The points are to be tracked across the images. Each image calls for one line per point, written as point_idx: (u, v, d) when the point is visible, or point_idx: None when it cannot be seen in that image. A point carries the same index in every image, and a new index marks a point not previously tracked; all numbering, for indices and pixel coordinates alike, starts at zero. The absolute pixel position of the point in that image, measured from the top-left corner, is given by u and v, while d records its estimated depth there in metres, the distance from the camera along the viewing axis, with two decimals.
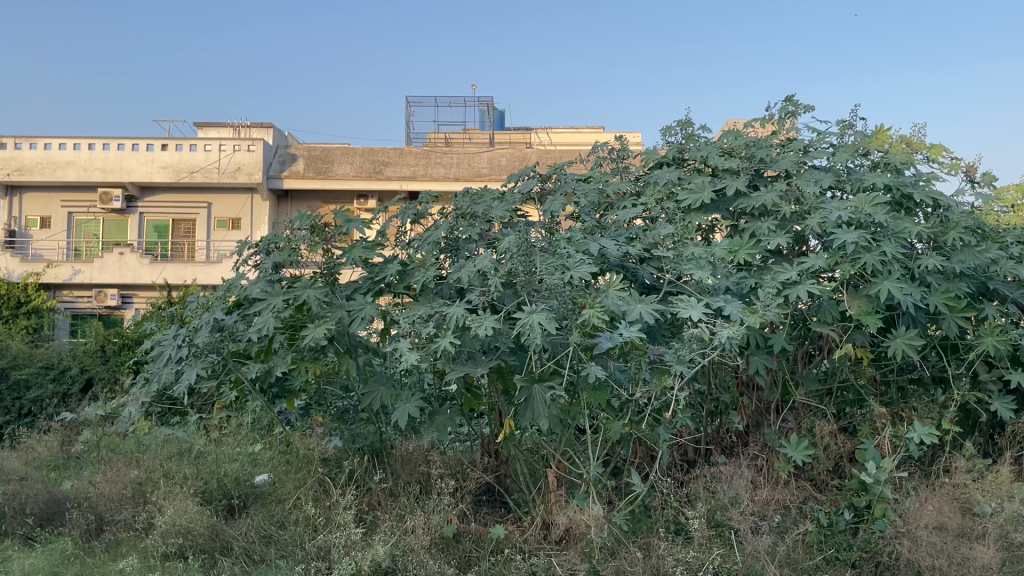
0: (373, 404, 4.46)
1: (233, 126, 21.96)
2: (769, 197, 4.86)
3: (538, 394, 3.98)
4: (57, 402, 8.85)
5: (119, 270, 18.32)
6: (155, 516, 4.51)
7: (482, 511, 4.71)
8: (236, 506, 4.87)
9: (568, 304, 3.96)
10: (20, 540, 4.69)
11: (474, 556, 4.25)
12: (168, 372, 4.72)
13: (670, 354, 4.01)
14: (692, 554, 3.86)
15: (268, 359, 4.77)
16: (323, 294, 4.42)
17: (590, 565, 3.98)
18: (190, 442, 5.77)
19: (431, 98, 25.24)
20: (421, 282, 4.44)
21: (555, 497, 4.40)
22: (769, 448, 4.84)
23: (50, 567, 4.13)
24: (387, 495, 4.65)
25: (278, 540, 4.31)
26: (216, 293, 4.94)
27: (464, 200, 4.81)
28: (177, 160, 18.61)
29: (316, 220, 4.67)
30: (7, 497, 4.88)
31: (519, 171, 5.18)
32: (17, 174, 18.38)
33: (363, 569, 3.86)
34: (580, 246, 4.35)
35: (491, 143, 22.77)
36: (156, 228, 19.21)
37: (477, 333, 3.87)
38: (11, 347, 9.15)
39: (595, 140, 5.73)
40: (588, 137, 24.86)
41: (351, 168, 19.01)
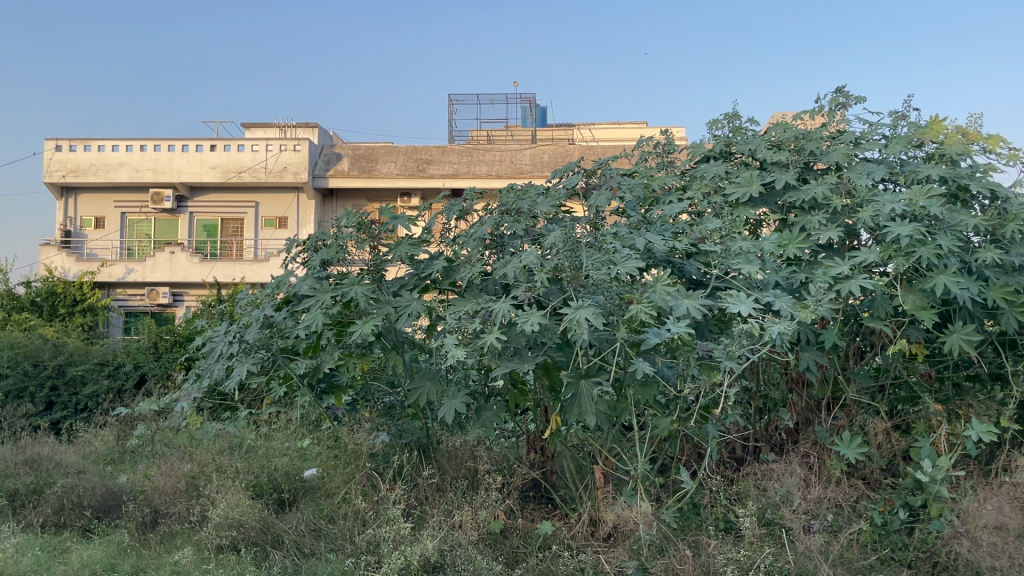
0: (420, 400, 4.48)
1: (279, 126, 22.28)
2: (819, 189, 4.78)
3: (585, 390, 3.97)
4: (112, 398, 9.08)
5: (171, 269, 18.72)
6: (208, 509, 4.60)
7: (529, 508, 4.69)
8: (286, 500, 4.95)
9: (614, 299, 3.94)
10: (79, 531, 4.82)
11: (522, 552, 4.26)
12: (219, 369, 4.80)
13: (720, 350, 3.96)
14: (743, 553, 3.82)
15: (316, 355, 4.83)
16: (370, 290, 4.47)
17: (639, 562, 3.95)
18: (240, 436, 5.87)
19: (473, 96, 25.33)
20: (467, 278, 4.44)
21: (602, 494, 4.37)
22: (820, 445, 4.77)
23: (109, 558, 4.22)
24: (434, 490, 4.67)
25: (328, 534, 4.37)
26: (266, 290, 5.02)
27: (509, 196, 4.79)
28: (226, 160, 18.95)
29: (362, 217, 4.68)
30: (65, 490, 5.02)
31: (563, 167, 5.17)
32: (72, 175, 18.84)
33: (413, 563, 3.87)
34: (626, 241, 4.32)
35: (533, 141, 22.78)
36: (204, 227, 19.58)
37: (523, 330, 3.85)
38: (67, 345, 9.39)
39: (639, 136, 5.68)
40: (631, 133, 24.72)
41: (395, 167, 19.16)
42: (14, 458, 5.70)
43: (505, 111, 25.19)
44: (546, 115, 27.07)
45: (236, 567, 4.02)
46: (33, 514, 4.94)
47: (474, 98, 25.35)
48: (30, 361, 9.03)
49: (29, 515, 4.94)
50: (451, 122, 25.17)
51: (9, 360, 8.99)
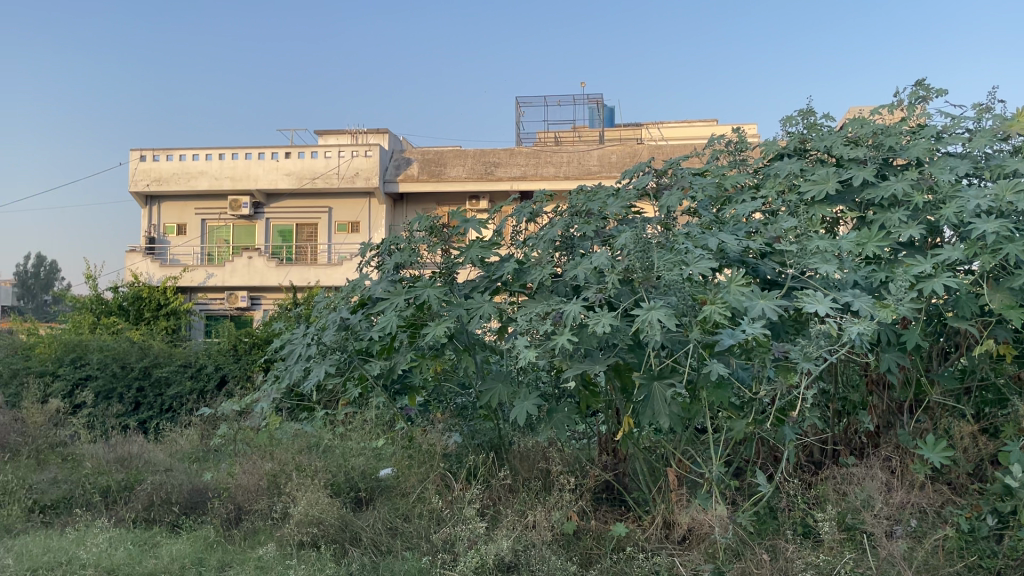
0: (492, 402, 4.52)
1: (351, 133, 22.70)
2: (899, 185, 4.65)
3: (658, 391, 3.94)
4: (195, 398, 9.41)
5: (248, 273, 19.30)
6: (290, 506, 4.74)
7: (602, 509, 4.68)
8: (363, 498, 5.06)
9: (687, 300, 3.90)
10: (168, 526, 5.01)
11: (595, 553, 4.25)
12: (297, 370, 4.94)
13: (796, 352, 3.88)
14: (821, 558, 3.75)
15: (390, 357, 4.93)
16: (443, 293, 4.52)
17: (715, 566, 3.91)
18: (318, 436, 6.01)
19: (541, 98, 25.40)
20: (538, 280, 4.46)
21: (676, 497, 4.31)
22: (902, 449, 4.64)
23: (196, 552, 4.39)
24: (507, 490, 4.72)
25: (404, 533, 4.45)
26: (341, 293, 5.12)
27: (579, 198, 4.82)
28: (300, 167, 19.43)
29: (434, 221, 4.75)
30: (155, 487, 5.24)
31: (633, 167, 5.14)
32: (155, 184, 19.51)
33: (487, 562, 3.90)
34: (699, 242, 4.29)
35: (600, 142, 22.73)
36: (280, 233, 20.11)
37: (594, 331, 3.84)
38: (153, 347, 9.77)
39: (710, 134, 5.62)
40: (701, 131, 24.43)
41: (464, 170, 19.37)
42: (107, 455, 5.97)
43: (573, 112, 25.14)
44: (614, 115, 26.92)
45: (317, 563, 4.13)
46: (125, 509, 5.16)
47: (541, 100, 25.40)
48: (119, 363, 9.49)
49: (121, 510, 5.16)
50: (519, 125, 25.26)
51: (99, 362, 9.46)
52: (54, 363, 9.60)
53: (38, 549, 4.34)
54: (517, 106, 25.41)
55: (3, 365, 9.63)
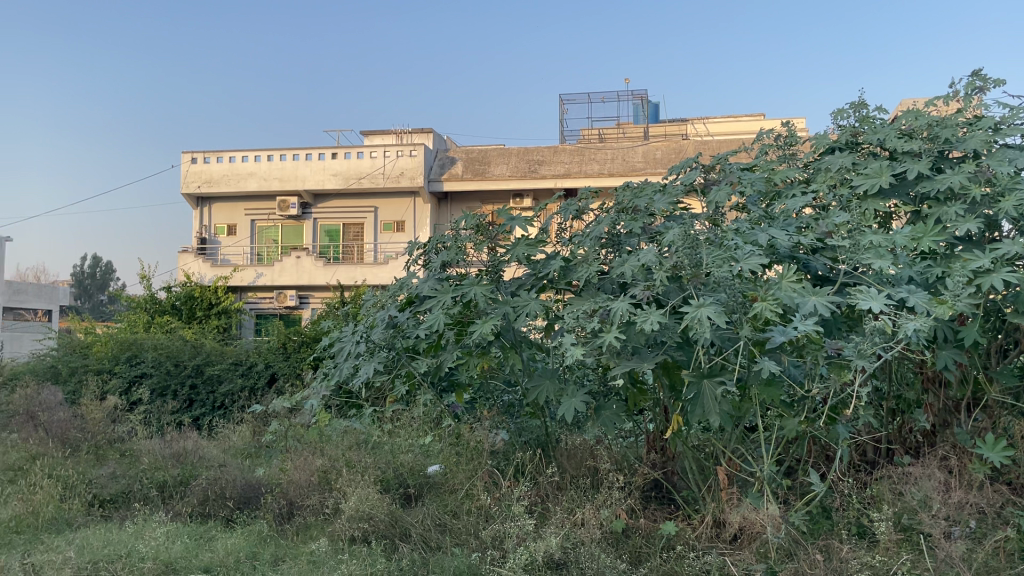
0: (539, 399, 4.46)
1: (396, 134, 22.90)
2: (956, 178, 4.53)
3: (708, 390, 3.88)
4: (247, 395, 9.59)
5: (297, 273, 19.56)
6: (341, 501, 4.80)
7: (650, 507, 4.62)
8: (412, 495, 5.11)
9: (737, 297, 3.84)
10: (223, 520, 5.12)
11: (645, 552, 4.22)
12: (347, 368, 5.00)
13: (850, 349, 3.81)
14: (877, 558, 3.69)
15: (437, 355, 4.95)
16: (489, 291, 4.53)
17: (767, 565, 3.86)
18: (366, 432, 6.07)
19: (584, 95, 25.29)
20: (584, 277, 4.41)
21: (727, 495, 4.25)
22: (960, 449, 4.54)
23: (249, 547, 4.47)
24: (555, 487, 4.70)
25: (453, 529, 4.48)
26: (389, 291, 5.17)
27: (625, 194, 4.80)
28: (346, 168, 19.64)
29: (480, 219, 4.79)
30: (210, 482, 5.36)
31: (680, 163, 5.09)
32: (206, 185, 19.89)
33: (537, 559, 3.90)
34: (748, 238, 4.24)
35: (645, 137, 22.57)
36: (327, 233, 20.38)
37: (642, 329, 3.81)
38: (205, 346, 10.00)
39: (759, 129, 5.55)
40: (748, 126, 24.10)
41: (507, 169, 19.38)
42: (163, 451, 6.10)
43: (617, 109, 25.00)
44: (658, 111, 26.71)
45: (368, 558, 4.17)
46: (181, 503, 5.28)
47: (585, 97, 25.29)
48: (172, 361, 9.72)
49: (177, 505, 5.28)
50: (563, 122, 25.18)
51: (154, 360, 9.71)
52: (111, 361, 9.86)
53: (98, 543, 4.44)
54: (561, 104, 25.35)
55: (62, 364, 9.91)
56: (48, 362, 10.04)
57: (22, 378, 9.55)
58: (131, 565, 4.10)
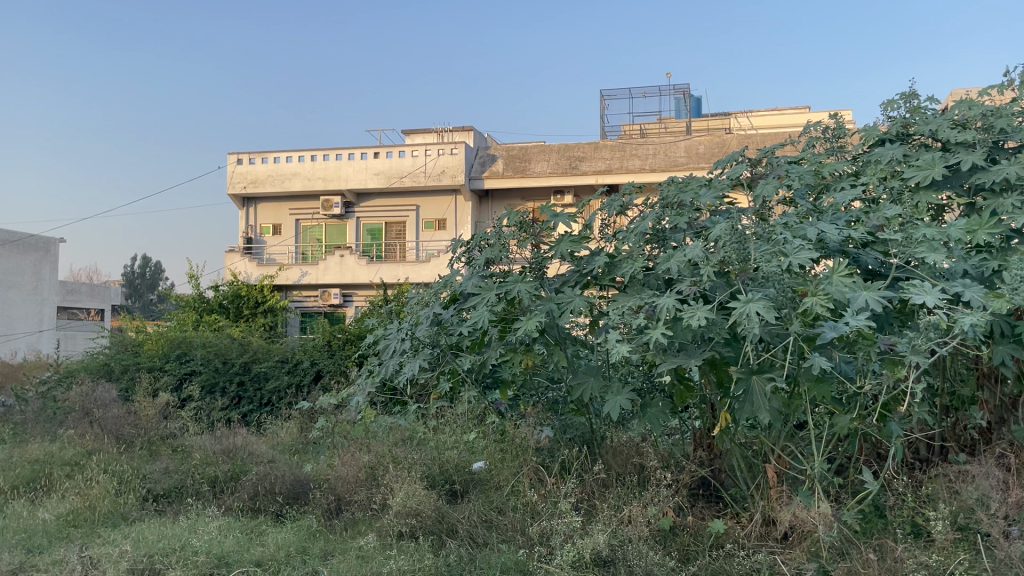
0: (584, 396, 4.45)
1: (437, 132, 23.01)
2: (1013, 169, 4.41)
3: (758, 386, 3.83)
4: (293, 392, 9.72)
5: (340, 271, 19.74)
6: (389, 497, 4.85)
7: (698, 505, 4.58)
8: (458, 491, 5.15)
9: (786, 292, 3.76)
10: (273, 515, 5.19)
11: (693, 550, 4.19)
12: (393, 364, 5.04)
13: (904, 344, 3.72)
14: (934, 557, 3.60)
15: (481, 352, 4.96)
16: (534, 288, 4.52)
17: (819, 564, 3.80)
18: (412, 428, 6.11)
19: (625, 91, 25.13)
20: (629, 273, 4.39)
21: (777, 493, 4.19)
22: (1017, 446, 4.43)
23: (299, 541, 4.53)
24: (601, 485, 4.68)
25: (500, 526, 4.50)
26: (433, 288, 5.18)
27: (670, 188, 4.73)
28: (388, 167, 19.79)
29: (524, 217, 4.80)
30: (260, 478, 5.45)
31: (726, 157, 5.04)
32: (252, 186, 20.19)
33: (585, 556, 3.90)
34: (797, 232, 4.18)
35: (688, 132, 22.36)
36: (369, 231, 20.57)
37: (689, 324, 3.77)
38: (253, 344, 10.17)
39: (806, 122, 5.46)
40: (793, 119, 23.74)
41: (548, 165, 19.36)
42: (214, 447, 6.21)
43: (658, 104, 24.79)
44: (701, 105, 26.43)
45: (415, 553, 4.20)
46: (232, 498, 5.37)
47: (626, 93, 25.13)
48: (221, 359, 9.93)
49: (228, 499, 5.37)
50: (603, 118, 25.06)
51: (203, 358, 9.93)
52: (162, 359, 10.08)
53: (153, 536, 4.54)
54: (601, 100, 25.24)
55: (114, 362, 10.14)
56: (101, 360, 10.28)
57: (77, 375, 9.81)
58: (185, 558, 4.18)
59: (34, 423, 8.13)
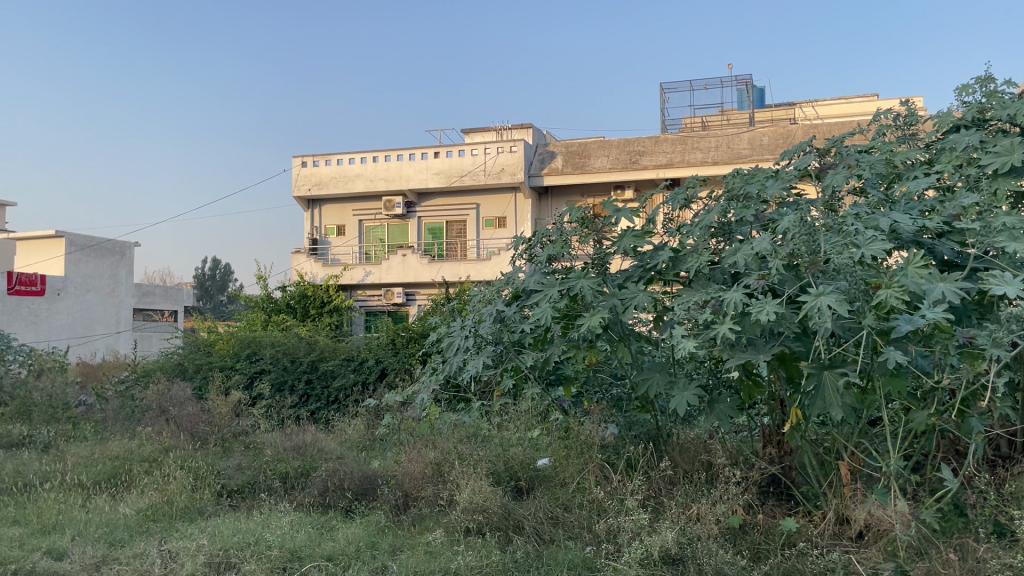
0: (649, 392, 4.40)
1: (496, 130, 23.07)
2: None
3: (830, 381, 3.72)
4: (359, 389, 9.86)
5: (403, 270, 19.96)
6: (455, 493, 4.89)
7: (769, 504, 4.49)
8: (523, 488, 5.17)
9: (859, 285, 3.67)
10: (342, 510, 5.28)
11: (764, 548, 4.12)
12: (457, 361, 5.08)
13: (984, 337, 3.59)
14: (1019, 558, 3.46)
15: (544, 348, 4.95)
16: (596, 284, 4.47)
17: (897, 565, 3.70)
18: (476, 425, 6.15)
19: (686, 83, 24.82)
20: (695, 267, 4.32)
21: (851, 492, 4.10)
22: None
23: (369, 537, 4.60)
24: (668, 482, 4.63)
25: (566, 523, 4.49)
26: (496, 285, 5.20)
27: (735, 181, 4.68)
28: (448, 166, 19.93)
29: (586, 212, 4.77)
30: (329, 474, 5.55)
31: (792, 148, 4.94)
32: (316, 188, 20.57)
33: (653, 554, 3.86)
34: (869, 223, 4.07)
35: (752, 123, 21.95)
36: (431, 231, 20.76)
37: (758, 319, 3.69)
38: (320, 343, 10.37)
39: (876, 109, 5.30)
40: (861, 107, 23.10)
41: (608, 161, 19.24)
42: (284, 444, 6.36)
43: (720, 95, 24.39)
44: (764, 96, 25.93)
45: (483, 550, 4.22)
46: (303, 494, 5.48)
47: (687, 85, 24.83)
48: (289, 358, 10.16)
49: (299, 495, 5.48)
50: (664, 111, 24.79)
51: (272, 358, 10.17)
52: (233, 358, 10.36)
53: (229, 531, 4.66)
54: (661, 93, 24.98)
55: (187, 361, 10.47)
56: (175, 359, 10.62)
57: (153, 375, 10.14)
58: (259, 553, 4.28)
59: (114, 421, 8.44)
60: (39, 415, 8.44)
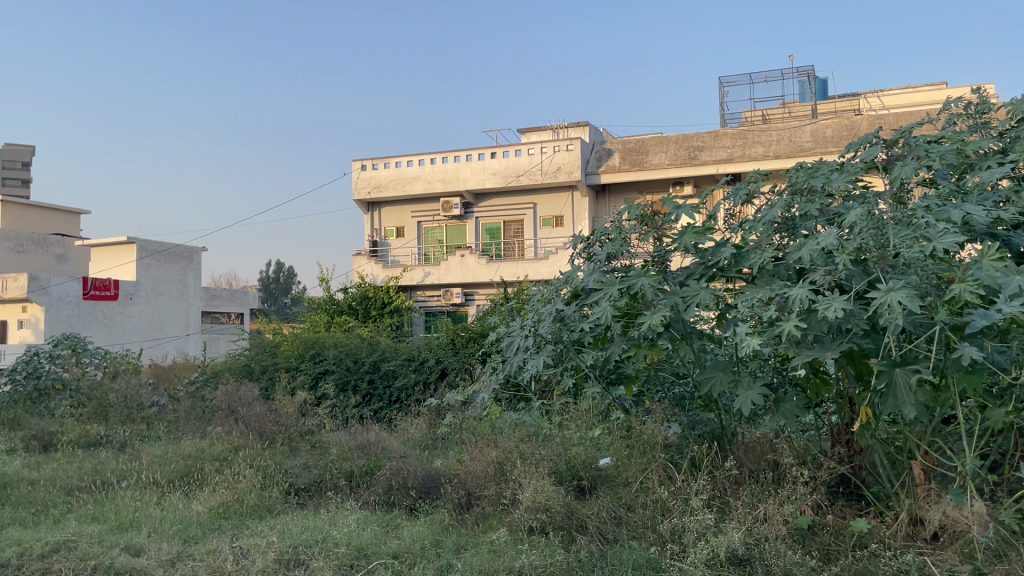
0: (712, 391, 4.34)
1: (552, 129, 23.06)
2: None
3: (902, 378, 3.62)
4: (421, 389, 9.96)
5: (462, 271, 20.07)
6: (518, 492, 4.90)
7: (838, 504, 4.40)
8: (586, 487, 5.16)
9: (931, 279, 3.57)
10: (407, 509, 5.36)
11: (835, 549, 4.04)
12: (517, 360, 5.09)
13: None
14: None
15: (605, 347, 4.92)
16: (657, 281, 4.42)
17: (975, 566, 3.59)
18: (537, 425, 6.16)
19: (746, 76, 24.43)
20: (758, 264, 4.24)
21: (924, 492, 3.99)
22: None
23: (434, 535, 4.65)
24: (733, 482, 4.57)
25: (629, 522, 4.47)
26: (554, 285, 5.19)
27: (798, 175, 4.60)
28: (505, 166, 19.99)
29: (645, 209, 4.72)
30: (393, 472, 5.63)
31: (858, 139, 4.82)
32: (375, 191, 20.86)
33: (720, 554, 3.81)
34: (940, 215, 3.96)
35: (815, 115, 21.49)
36: (489, 231, 20.86)
37: (825, 316, 3.62)
38: (381, 343, 10.52)
39: (946, 98, 5.14)
40: (929, 96, 22.43)
41: (667, 157, 19.04)
42: (349, 443, 6.47)
43: (781, 88, 23.95)
44: (827, 87, 25.37)
45: (547, 549, 4.22)
46: (368, 492, 5.57)
47: (746, 78, 24.45)
48: (352, 358, 10.33)
49: (365, 493, 5.58)
50: (723, 106, 24.43)
51: (335, 358, 10.36)
52: (298, 359, 10.58)
53: (297, 528, 4.76)
54: (720, 87, 24.64)
55: (254, 362, 10.74)
56: (243, 360, 10.88)
57: (222, 376, 10.42)
58: (327, 550, 4.36)
59: (186, 421, 8.69)
60: (115, 415, 8.75)
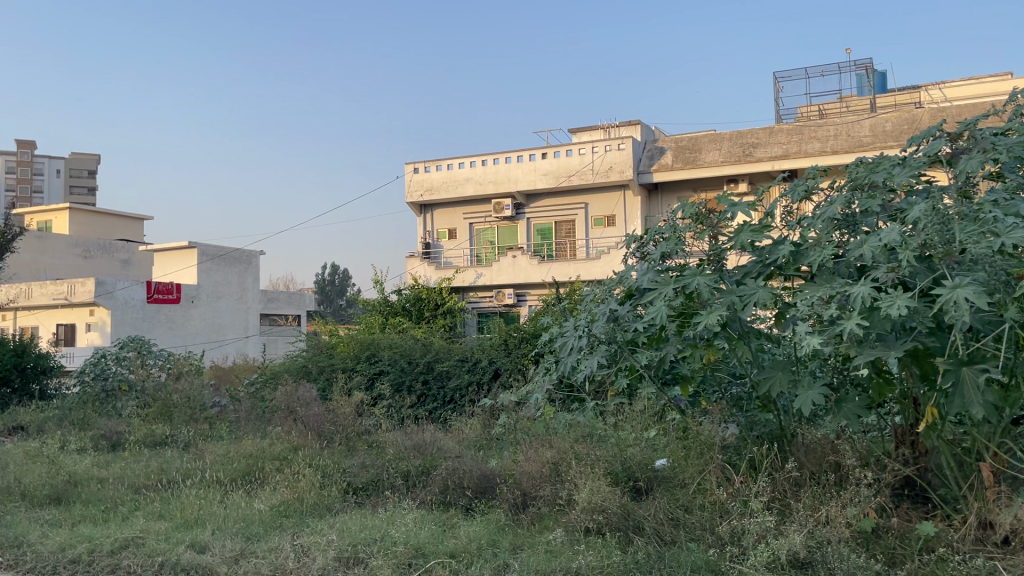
0: (771, 391, 4.27)
1: (604, 129, 22.95)
2: None
3: (969, 377, 3.51)
4: (474, 390, 10.01)
5: (514, 271, 20.09)
6: (574, 492, 4.88)
7: (903, 507, 4.29)
8: (642, 488, 5.13)
9: (999, 275, 3.46)
10: (462, 509, 5.39)
11: (900, 553, 3.94)
12: (572, 360, 5.08)
13: None
14: None
15: (660, 347, 4.88)
16: (713, 281, 4.36)
17: None
18: (592, 425, 6.14)
19: (801, 70, 23.98)
20: (817, 262, 4.16)
21: (994, 494, 3.87)
22: None
23: (490, 535, 4.67)
24: (793, 483, 4.49)
25: (687, 524, 4.43)
26: (608, 285, 5.17)
27: (859, 170, 4.50)
28: (556, 167, 19.98)
29: (700, 208, 4.66)
30: (449, 472, 5.66)
31: (921, 133, 4.70)
32: (428, 193, 21.05)
33: (781, 557, 3.74)
34: (1008, 209, 3.83)
35: (874, 108, 20.98)
36: (540, 231, 20.86)
37: (888, 313, 3.53)
38: (435, 343, 10.60)
39: (1014, 88, 4.97)
40: (993, 87, 21.75)
41: (720, 154, 18.79)
42: (405, 443, 6.53)
43: (838, 82, 23.47)
44: (886, 80, 24.76)
45: (603, 550, 4.20)
46: (424, 492, 5.62)
47: (802, 73, 24.01)
48: (406, 359, 10.43)
49: (421, 492, 5.64)
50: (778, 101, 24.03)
51: (390, 359, 10.47)
52: (354, 360, 10.73)
53: (356, 527, 4.83)
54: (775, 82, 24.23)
55: (312, 363, 10.94)
56: (300, 361, 11.07)
57: (281, 376, 10.62)
58: (386, 548, 4.42)
59: (246, 421, 8.88)
60: (179, 415, 8.98)
